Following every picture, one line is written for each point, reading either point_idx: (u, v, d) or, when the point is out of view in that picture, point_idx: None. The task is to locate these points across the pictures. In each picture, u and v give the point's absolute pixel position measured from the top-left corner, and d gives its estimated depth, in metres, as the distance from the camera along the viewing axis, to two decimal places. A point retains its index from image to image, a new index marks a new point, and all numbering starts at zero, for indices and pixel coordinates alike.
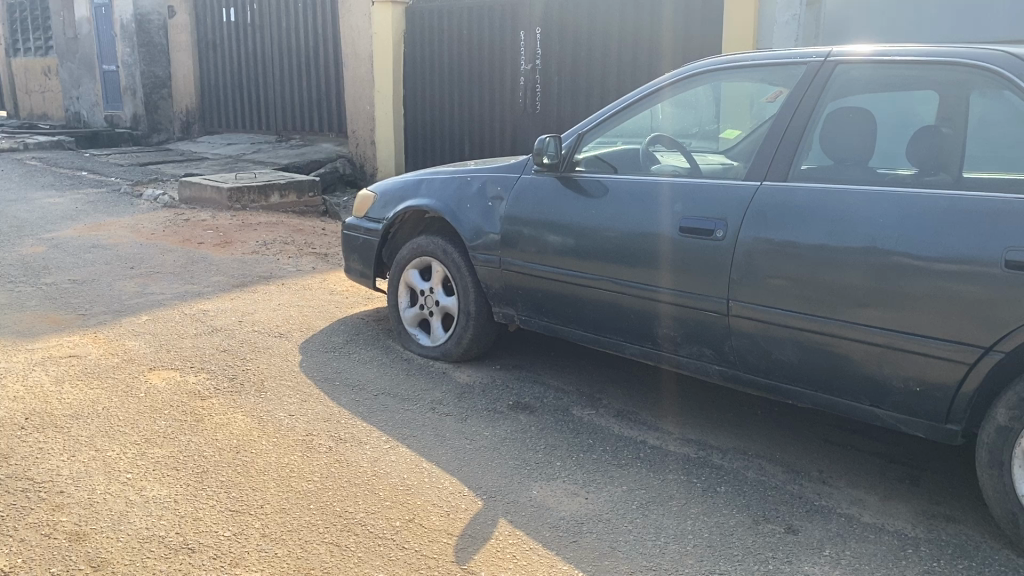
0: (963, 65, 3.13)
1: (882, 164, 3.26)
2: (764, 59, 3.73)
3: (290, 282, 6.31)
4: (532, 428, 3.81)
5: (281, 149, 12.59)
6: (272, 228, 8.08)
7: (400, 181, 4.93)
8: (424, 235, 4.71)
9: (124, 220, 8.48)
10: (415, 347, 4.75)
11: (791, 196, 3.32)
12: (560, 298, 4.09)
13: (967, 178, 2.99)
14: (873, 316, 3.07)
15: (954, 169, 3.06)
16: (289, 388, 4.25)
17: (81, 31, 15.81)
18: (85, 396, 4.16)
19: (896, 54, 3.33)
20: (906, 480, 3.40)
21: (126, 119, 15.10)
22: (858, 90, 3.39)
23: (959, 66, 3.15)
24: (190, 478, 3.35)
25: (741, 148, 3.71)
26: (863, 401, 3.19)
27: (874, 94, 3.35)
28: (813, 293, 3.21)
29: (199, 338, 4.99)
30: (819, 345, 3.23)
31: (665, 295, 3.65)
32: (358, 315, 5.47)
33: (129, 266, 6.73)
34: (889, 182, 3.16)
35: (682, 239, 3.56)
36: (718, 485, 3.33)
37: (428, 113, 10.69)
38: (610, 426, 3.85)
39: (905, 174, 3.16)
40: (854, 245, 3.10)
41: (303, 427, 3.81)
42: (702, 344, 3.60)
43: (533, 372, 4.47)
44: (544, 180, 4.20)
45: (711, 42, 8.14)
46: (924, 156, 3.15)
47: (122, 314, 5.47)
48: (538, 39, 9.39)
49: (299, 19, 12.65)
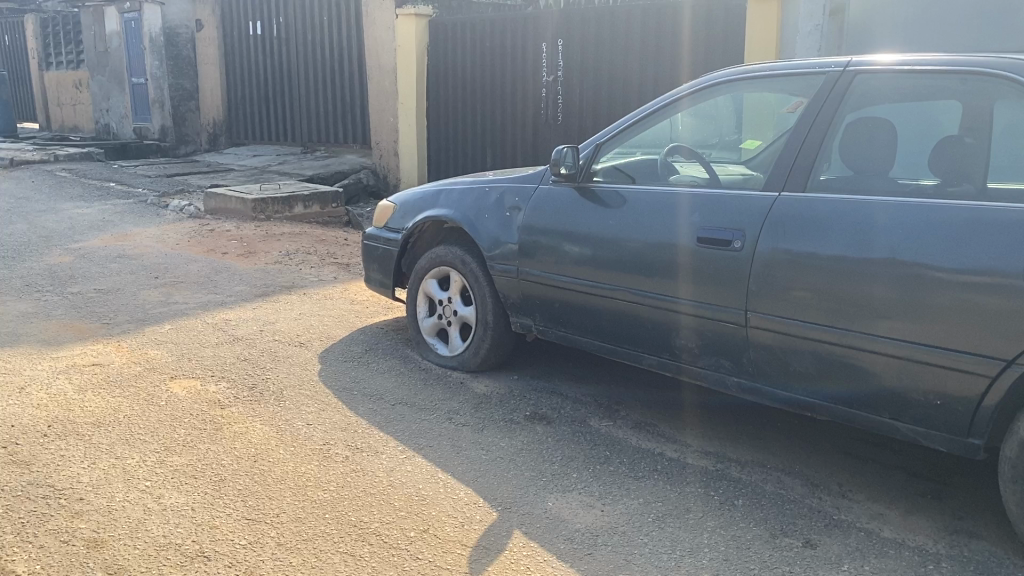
0: (987, 74, 3.10)
1: (904, 174, 3.24)
2: (781, 69, 3.71)
3: (312, 291, 6.36)
4: (549, 439, 3.80)
5: (306, 160, 12.71)
6: (295, 238, 8.15)
7: (420, 192, 4.95)
8: (442, 246, 4.73)
9: (150, 230, 8.58)
10: (433, 357, 4.75)
11: (810, 206, 3.29)
12: (578, 308, 4.08)
13: (991, 188, 2.95)
14: (893, 327, 3.03)
15: (977, 179, 3.02)
16: (308, 397, 4.27)
17: (112, 44, 16.06)
18: (107, 404, 4.20)
19: (918, 63, 3.30)
20: (928, 494, 3.35)
21: (154, 130, 15.30)
22: (879, 100, 3.36)
23: (983, 74, 3.11)
24: (207, 487, 3.38)
25: (762, 158, 3.68)
26: (882, 413, 3.15)
27: (897, 103, 3.33)
28: (832, 304, 3.17)
29: (221, 347, 5.04)
30: (838, 357, 3.19)
31: (682, 306, 3.63)
32: (378, 325, 5.49)
33: (154, 275, 6.81)
34: (911, 192, 3.13)
35: (699, 249, 3.55)
36: (736, 498, 3.30)
37: (451, 124, 10.75)
38: (627, 437, 3.82)
39: (927, 184, 3.13)
40: (873, 256, 3.06)
41: (321, 435, 3.83)
42: (720, 355, 3.57)
43: (551, 383, 4.46)
44: (562, 191, 4.20)
45: (734, 51, 8.12)
46: (947, 166, 3.13)
47: (145, 323, 5.53)
48: (560, 50, 9.42)
49: (324, 32, 12.78)
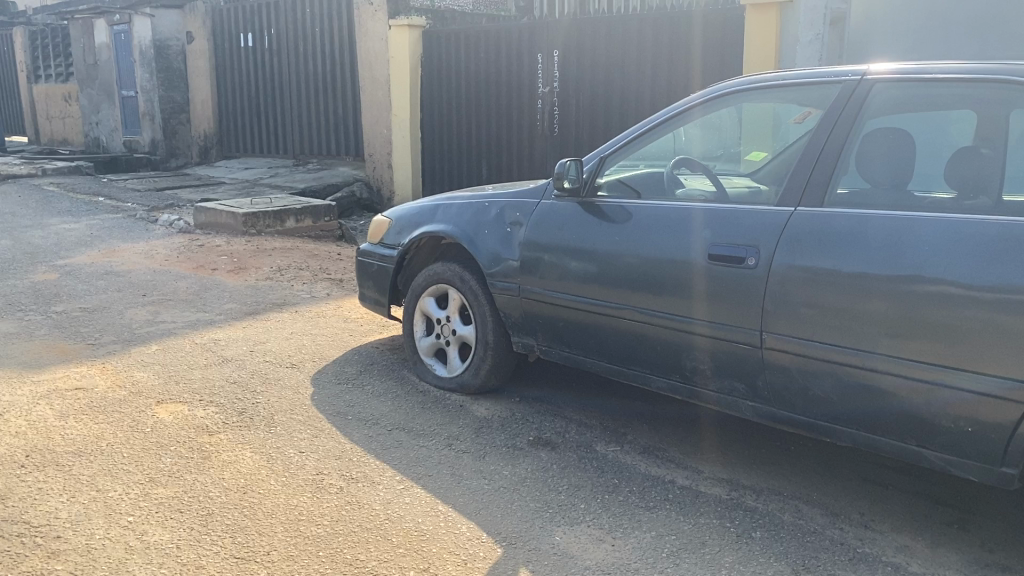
0: (999, 82, 2.97)
1: (918, 186, 3.11)
2: (795, 77, 3.55)
3: (304, 309, 6.17)
4: (554, 466, 3.62)
5: (298, 173, 12.54)
6: (287, 253, 7.96)
7: (416, 207, 4.78)
8: (439, 263, 4.55)
9: (138, 246, 8.38)
10: (432, 378, 4.57)
11: (828, 221, 3.13)
12: (583, 327, 3.91)
13: (1008, 201, 2.83)
14: (920, 349, 2.86)
15: (994, 192, 2.90)
16: (300, 423, 4.08)
17: (101, 56, 15.88)
18: (89, 432, 4.01)
19: (928, 71, 3.17)
20: (955, 524, 3.18)
21: (144, 143, 15.11)
22: (890, 110, 3.22)
23: (1015, 84, 2.92)
24: (194, 522, 3.19)
25: (768, 168, 3.65)
26: (908, 440, 2.97)
27: (907, 114, 3.19)
28: (853, 325, 3.01)
29: (210, 369, 4.84)
30: (859, 381, 3.02)
31: (691, 326, 3.47)
32: (372, 344, 5.30)
33: (142, 293, 6.61)
34: (928, 207, 2.99)
35: (711, 266, 3.38)
36: (753, 530, 3.12)
37: (446, 135, 10.58)
38: (635, 464, 3.65)
39: (944, 198, 3.00)
40: (897, 274, 2.90)
41: (314, 464, 3.64)
42: (734, 377, 3.40)
43: (554, 405, 4.28)
44: (565, 206, 4.03)
45: (732, 63, 7.99)
46: (963, 178, 3.00)
47: (132, 343, 5.33)
48: (555, 62, 9.27)
49: (316, 43, 12.63)
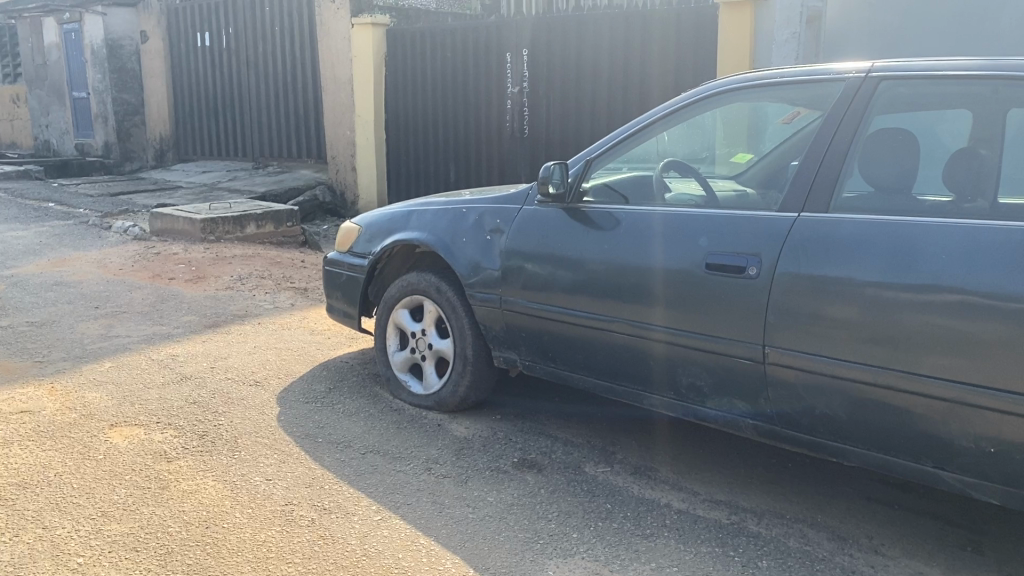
0: (995, 79, 2.84)
1: (919, 188, 2.95)
2: (795, 75, 3.35)
3: (267, 320, 5.87)
4: (542, 490, 3.38)
5: (258, 176, 12.17)
6: (248, 261, 7.63)
7: (388, 213, 4.52)
8: (414, 272, 4.30)
9: (90, 254, 7.99)
10: (407, 396, 4.31)
11: (833, 227, 2.95)
12: (570, 340, 3.69)
13: (1005, 204, 2.71)
14: (939, 365, 2.67)
15: (989, 194, 2.77)
16: (266, 447, 3.80)
17: (51, 57, 15.35)
18: (35, 460, 3.68)
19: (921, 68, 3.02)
20: (968, 546, 3.01)
21: (96, 146, 14.60)
22: (886, 108, 3.05)
23: (1011, 82, 2.80)
24: (152, 562, 2.90)
25: (751, 174, 3.53)
26: (924, 461, 2.78)
27: (905, 113, 3.03)
28: (864, 338, 2.82)
29: (167, 388, 4.53)
30: (871, 398, 2.82)
31: (689, 340, 3.25)
32: (341, 358, 5.02)
33: (94, 305, 6.26)
34: (930, 211, 2.84)
35: (709, 276, 3.17)
36: (759, 559, 2.91)
37: (411, 136, 10.31)
38: (627, 486, 3.43)
39: (943, 201, 2.85)
40: (914, 283, 2.71)
41: (282, 494, 3.37)
42: (733, 395, 3.18)
43: (536, 423, 4.04)
44: (549, 212, 3.80)
45: (705, 62, 7.84)
46: (960, 180, 2.86)
47: (83, 360, 4.99)
48: (524, 61, 9.05)
49: (276, 42, 12.27)
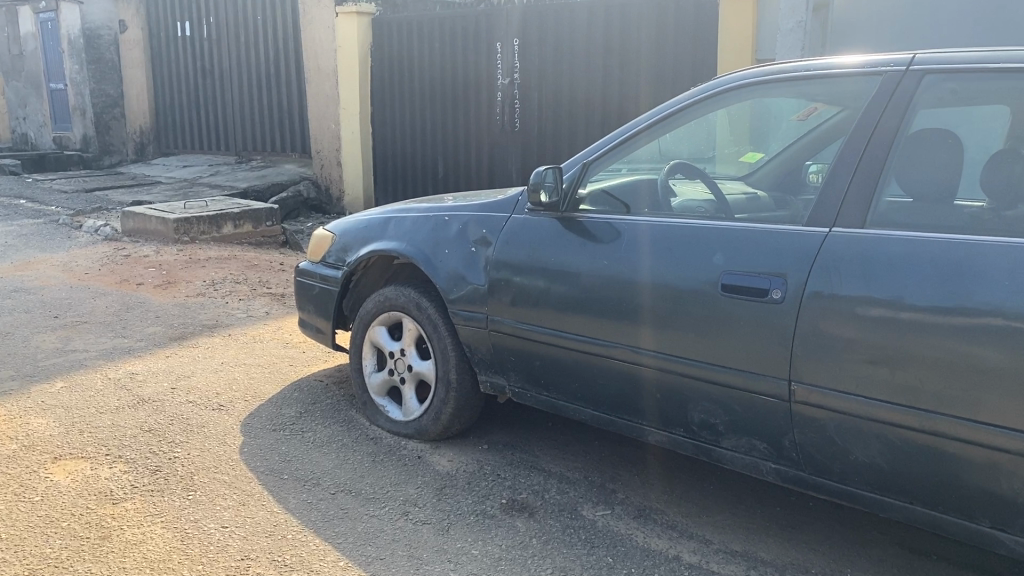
0: None
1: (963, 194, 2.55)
2: (822, 67, 2.91)
3: (238, 331, 5.45)
4: (534, 540, 2.98)
5: (240, 170, 11.69)
6: (222, 263, 7.19)
7: (364, 219, 4.10)
8: (392, 286, 3.88)
9: (57, 257, 7.54)
10: (385, 422, 3.90)
11: (871, 246, 2.53)
12: (565, 366, 3.28)
13: None
14: (1000, 409, 2.25)
15: None
16: (224, 486, 3.39)
17: (27, 47, 14.85)
18: None
19: (967, 59, 2.58)
20: None
21: (74, 140, 14.11)
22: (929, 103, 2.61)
23: None
24: None
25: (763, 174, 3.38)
26: (980, 520, 2.37)
27: (947, 107, 2.59)
28: (910, 378, 2.40)
29: (122, 414, 4.11)
30: (917, 446, 2.42)
31: (701, 371, 2.85)
32: (315, 377, 4.60)
33: (53, 314, 5.82)
34: (980, 224, 2.43)
35: (725, 299, 2.76)
36: None
37: (399, 131, 9.86)
38: (631, 534, 3.03)
39: (984, 208, 2.46)
40: (968, 313, 2.29)
41: (238, 546, 2.96)
42: (753, 435, 2.77)
43: (528, 455, 3.64)
44: (541, 221, 3.39)
45: (704, 52, 7.42)
46: (1006, 185, 2.47)
47: (33, 380, 4.56)
48: (515, 51, 8.62)
49: (258, 32, 11.82)
